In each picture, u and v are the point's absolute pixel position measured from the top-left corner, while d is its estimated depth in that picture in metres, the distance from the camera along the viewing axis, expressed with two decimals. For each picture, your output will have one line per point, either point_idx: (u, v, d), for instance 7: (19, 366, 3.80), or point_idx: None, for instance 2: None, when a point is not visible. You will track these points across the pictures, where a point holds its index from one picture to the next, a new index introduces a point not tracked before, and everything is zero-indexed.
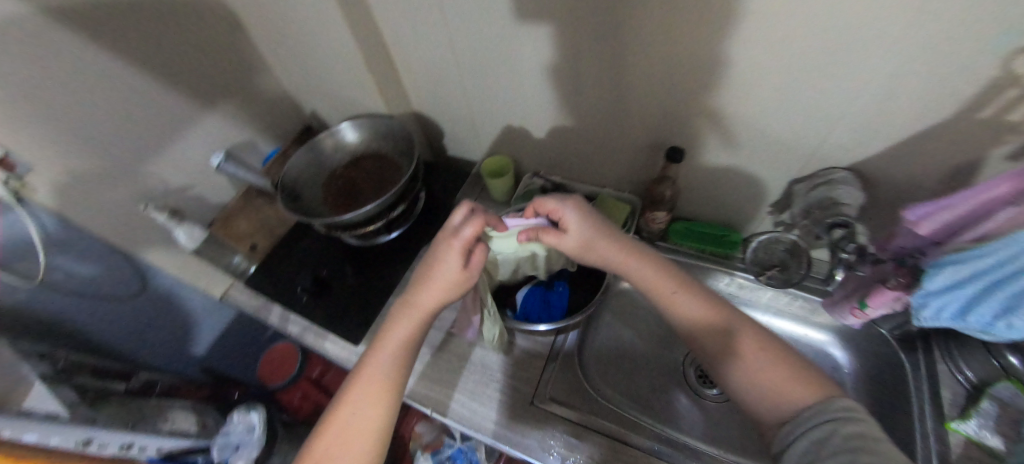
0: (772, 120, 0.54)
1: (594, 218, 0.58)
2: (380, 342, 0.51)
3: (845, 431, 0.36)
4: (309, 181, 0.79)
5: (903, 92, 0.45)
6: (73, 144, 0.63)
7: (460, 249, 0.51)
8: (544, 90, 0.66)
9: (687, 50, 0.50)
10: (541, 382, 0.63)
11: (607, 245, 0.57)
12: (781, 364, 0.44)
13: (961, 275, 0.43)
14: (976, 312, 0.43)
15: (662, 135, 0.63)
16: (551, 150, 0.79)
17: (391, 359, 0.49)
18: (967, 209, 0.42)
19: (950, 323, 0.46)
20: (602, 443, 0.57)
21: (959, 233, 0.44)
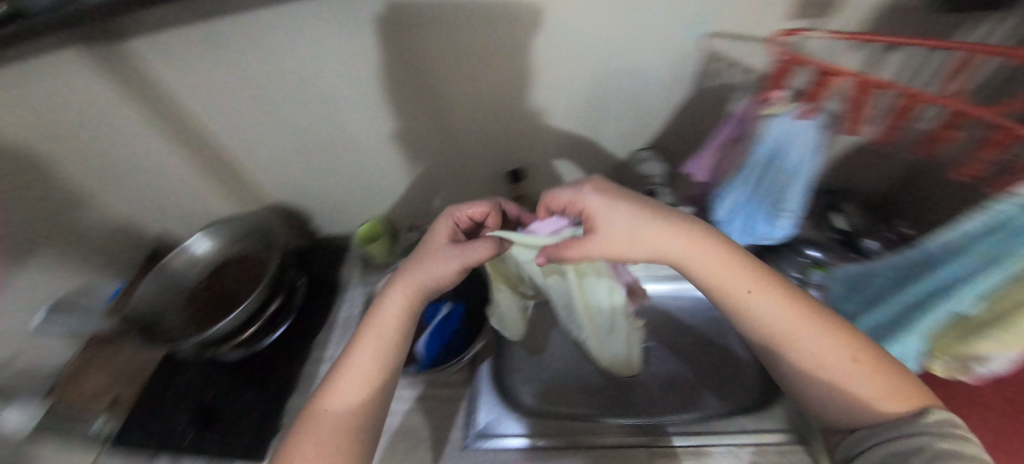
0: (579, 119, 0.70)
1: (622, 202, 0.47)
2: (369, 326, 0.50)
3: (937, 447, 0.34)
4: (165, 307, 0.72)
5: (644, 76, 0.62)
6: None
7: (449, 224, 0.55)
8: (387, 141, 0.74)
9: (499, 78, 0.63)
10: (471, 418, 0.62)
11: (652, 228, 0.46)
12: (876, 365, 0.41)
13: (730, 201, 0.55)
14: (748, 224, 0.56)
15: (505, 155, 0.76)
16: (422, 198, 0.87)
17: (379, 342, 0.49)
18: (712, 154, 0.56)
19: (747, 238, 0.57)
20: (549, 452, 0.58)
21: (716, 175, 0.58)
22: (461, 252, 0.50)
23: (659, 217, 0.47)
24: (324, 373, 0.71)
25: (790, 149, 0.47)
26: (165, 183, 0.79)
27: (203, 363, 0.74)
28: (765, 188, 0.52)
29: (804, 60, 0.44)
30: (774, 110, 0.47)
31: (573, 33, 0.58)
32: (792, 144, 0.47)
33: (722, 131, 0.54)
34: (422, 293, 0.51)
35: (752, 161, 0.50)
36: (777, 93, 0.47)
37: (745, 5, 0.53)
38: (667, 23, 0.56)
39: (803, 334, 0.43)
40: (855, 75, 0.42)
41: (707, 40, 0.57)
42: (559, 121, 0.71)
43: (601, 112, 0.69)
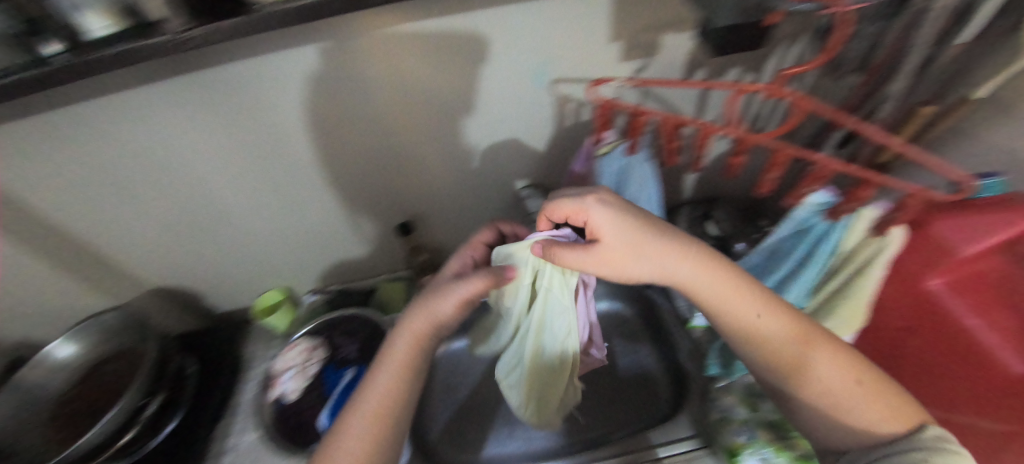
0: (460, 169, 0.71)
1: (629, 216, 0.44)
2: (383, 356, 0.51)
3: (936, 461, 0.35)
4: (27, 427, 0.65)
5: (509, 122, 0.65)
6: None
7: (460, 262, 0.60)
8: (270, 207, 0.72)
9: (368, 139, 0.64)
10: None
11: (657, 249, 0.44)
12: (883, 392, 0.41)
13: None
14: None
15: (397, 210, 0.76)
16: (324, 261, 0.84)
17: (395, 371, 0.49)
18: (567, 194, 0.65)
19: None
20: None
21: None
22: (464, 284, 0.51)
23: (668, 241, 0.45)
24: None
25: (633, 182, 0.51)
26: (14, 284, 0.70)
27: None
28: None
29: (613, 104, 0.48)
30: (605, 148, 0.51)
31: (428, 93, 0.59)
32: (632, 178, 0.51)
33: (579, 166, 0.58)
34: (431, 331, 0.51)
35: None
36: (604, 133, 0.52)
37: (583, 53, 0.58)
38: (515, 74, 0.59)
39: (816, 354, 0.43)
40: (654, 114, 0.45)
41: (558, 86, 0.61)
42: (442, 174, 0.71)
43: (480, 159, 0.70)
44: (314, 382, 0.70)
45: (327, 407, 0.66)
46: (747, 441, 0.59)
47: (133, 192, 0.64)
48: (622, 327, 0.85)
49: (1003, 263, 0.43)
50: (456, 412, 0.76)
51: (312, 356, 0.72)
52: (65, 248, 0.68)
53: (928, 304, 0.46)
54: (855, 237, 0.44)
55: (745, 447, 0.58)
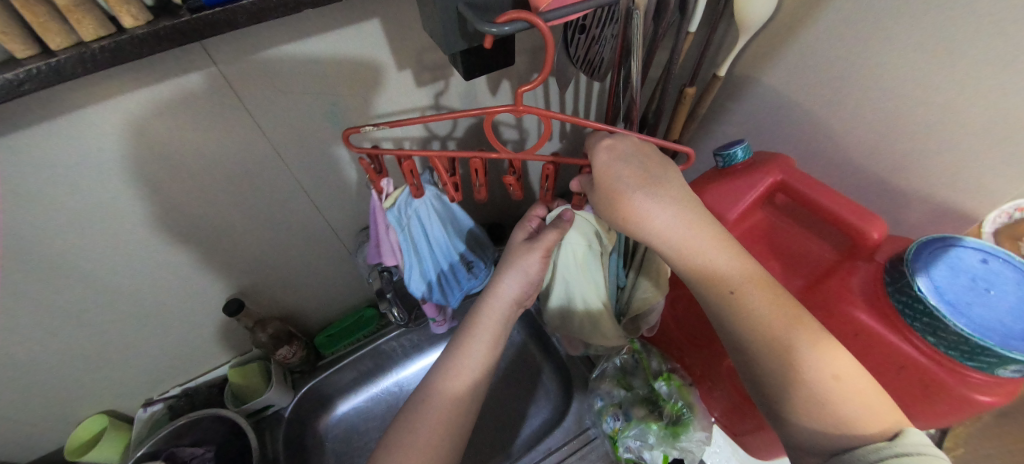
0: (278, 229, 0.63)
1: (647, 167, 0.41)
2: (441, 385, 0.47)
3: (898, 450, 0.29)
4: None
5: (318, 174, 0.60)
6: None
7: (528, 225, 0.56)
8: (44, 338, 0.58)
9: (150, 230, 0.54)
10: None
11: (663, 197, 0.40)
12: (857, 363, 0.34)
13: (430, 270, 0.62)
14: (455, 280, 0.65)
15: (221, 290, 0.66)
16: (146, 369, 0.71)
17: (462, 393, 0.47)
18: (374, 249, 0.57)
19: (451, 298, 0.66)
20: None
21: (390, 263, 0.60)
22: (539, 241, 0.52)
23: (685, 194, 0.41)
24: None
25: (430, 216, 0.56)
26: None
27: None
28: (442, 246, 0.61)
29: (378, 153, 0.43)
30: (388, 200, 0.51)
31: (199, 164, 0.50)
32: (426, 215, 0.56)
33: (374, 237, 0.55)
34: (507, 311, 0.53)
35: (418, 238, 0.57)
36: (381, 181, 0.49)
37: (370, 93, 0.53)
38: (300, 125, 0.53)
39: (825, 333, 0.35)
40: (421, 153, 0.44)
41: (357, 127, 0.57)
42: (260, 238, 0.63)
43: (303, 216, 0.64)
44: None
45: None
46: (623, 425, 0.61)
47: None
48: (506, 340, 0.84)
49: (769, 215, 0.51)
50: None
51: None
52: None
53: None
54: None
55: (623, 432, 0.61)
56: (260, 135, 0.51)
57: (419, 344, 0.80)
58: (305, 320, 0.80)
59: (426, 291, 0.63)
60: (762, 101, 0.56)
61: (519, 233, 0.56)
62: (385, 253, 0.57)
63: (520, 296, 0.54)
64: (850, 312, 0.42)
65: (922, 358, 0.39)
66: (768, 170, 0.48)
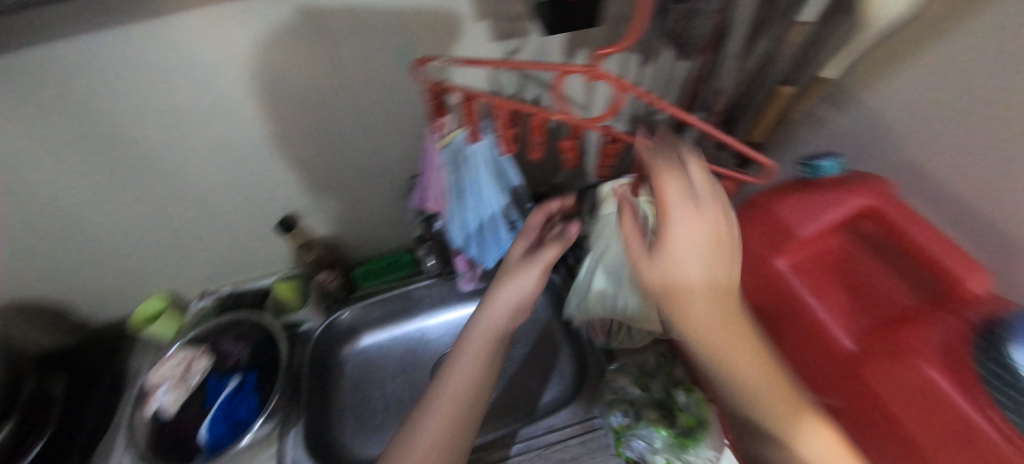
0: (332, 161, 0.65)
1: (709, 214, 0.35)
2: (440, 391, 0.46)
3: None
4: None
5: (383, 115, 0.60)
6: None
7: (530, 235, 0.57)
8: (125, 219, 0.64)
9: (224, 140, 0.57)
10: None
11: (711, 259, 0.34)
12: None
13: (471, 227, 0.59)
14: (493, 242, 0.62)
15: (274, 208, 0.70)
16: (203, 266, 0.77)
17: (461, 402, 0.45)
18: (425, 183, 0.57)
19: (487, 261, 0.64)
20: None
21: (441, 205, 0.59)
22: (538, 257, 0.53)
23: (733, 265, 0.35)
24: None
25: (482, 168, 0.52)
26: None
27: None
28: (489, 205, 0.57)
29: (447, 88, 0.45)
30: (447, 138, 0.50)
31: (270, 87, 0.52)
32: (478, 166, 0.52)
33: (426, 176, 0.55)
34: (506, 325, 0.51)
35: (465, 187, 0.54)
36: (441, 118, 0.49)
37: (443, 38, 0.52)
38: (371, 61, 0.53)
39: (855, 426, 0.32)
40: (486, 97, 0.42)
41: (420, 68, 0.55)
42: (316, 168, 0.65)
43: (362, 154, 0.65)
44: (194, 394, 0.65)
45: (206, 419, 0.63)
46: (632, 422, 0.60)
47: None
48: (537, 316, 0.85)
49: (845, 243, 0.46)
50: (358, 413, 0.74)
51: (193, 366, 0.67)
52: None
53: (784, 293, 0.47)
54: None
55: (631, 428, 0.59)
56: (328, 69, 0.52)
57: (451, 298, 0.82)
58: (349, 250, 0.83)
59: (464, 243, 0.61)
60: (871, 117, 0.48)
61: (518, 245, 0.57)
62: (432, 195, 0.56)
63: (517, 308, 0.52)
64: (917, 367, 0.37)
65: (997, 438, 0.32)
66: (859, 190, 0.44)
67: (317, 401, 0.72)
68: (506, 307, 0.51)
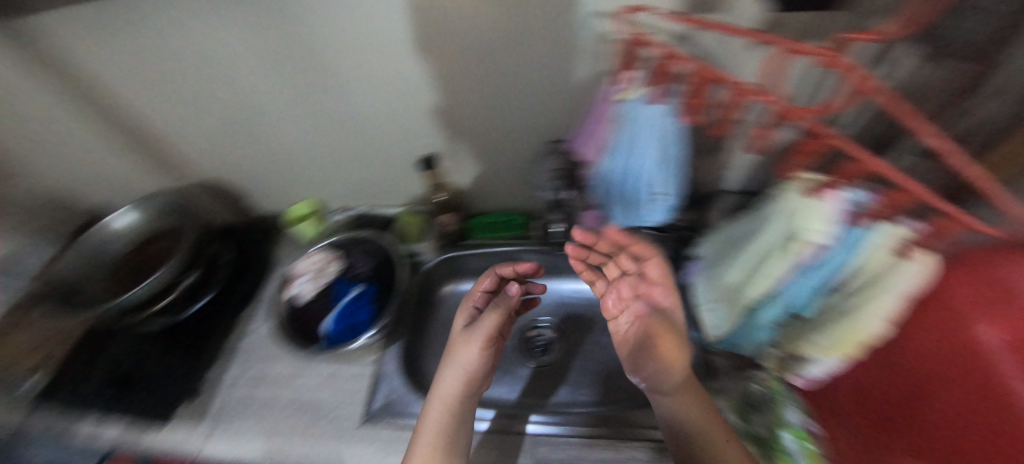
0: (483, 108, 0.67)
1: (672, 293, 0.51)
2: (421, 424, 0.54)
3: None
4: (88, 277, 0.74)
5: (544, 73, 0.60)
6: None
7: (469, 307, 0.64)
8: (299, 128, 0.73)
9: (396, 71, 0.61)
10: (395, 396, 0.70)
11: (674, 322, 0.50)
12: None
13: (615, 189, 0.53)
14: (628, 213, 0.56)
15: (418, 143, 0.74)
16: (346, 184, 0.86)
17: (436, 432, 0.53)
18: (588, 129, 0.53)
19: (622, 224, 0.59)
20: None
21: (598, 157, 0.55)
22: (478, 328, 0.59)
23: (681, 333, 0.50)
24: (248, 344, 0.79)
25: (652, 134, 0.46)
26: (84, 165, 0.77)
27: (130, 334, 0.76)
28: (644, 175, 0.50)
29: (647, 43, 0.41)
30: (625, 93, 0.44)
31: (450, 20, 0.54)
32: (649, 131, 0.45)
33: (593, 125, 0.51)
34: (476, 369, 0.58)
35: (624, 149, 0.48)
36: (631, 70, 0.45)
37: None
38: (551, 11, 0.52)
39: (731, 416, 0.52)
40: (693, 63, 0.37)
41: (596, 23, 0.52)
42: (467, 113, 0.67)
43: (511, 109, 0.66)
44: (324, 290, 0.75)
45: (331, 314, 0.73)
46: None
47: (169, 83, 0.65)
48: None
49: None
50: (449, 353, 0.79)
51: (328, 267, 0.77)
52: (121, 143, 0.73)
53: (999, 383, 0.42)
54: (875, 256, 0.39)
55: None
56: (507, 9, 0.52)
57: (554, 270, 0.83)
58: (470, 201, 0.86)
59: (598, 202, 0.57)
60: None
61: (461, 317, 0.64)
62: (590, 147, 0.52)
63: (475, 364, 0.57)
64: None
65: None
66: None
67: (415, 330, 0.79)
68: (478, 347, 0.58)
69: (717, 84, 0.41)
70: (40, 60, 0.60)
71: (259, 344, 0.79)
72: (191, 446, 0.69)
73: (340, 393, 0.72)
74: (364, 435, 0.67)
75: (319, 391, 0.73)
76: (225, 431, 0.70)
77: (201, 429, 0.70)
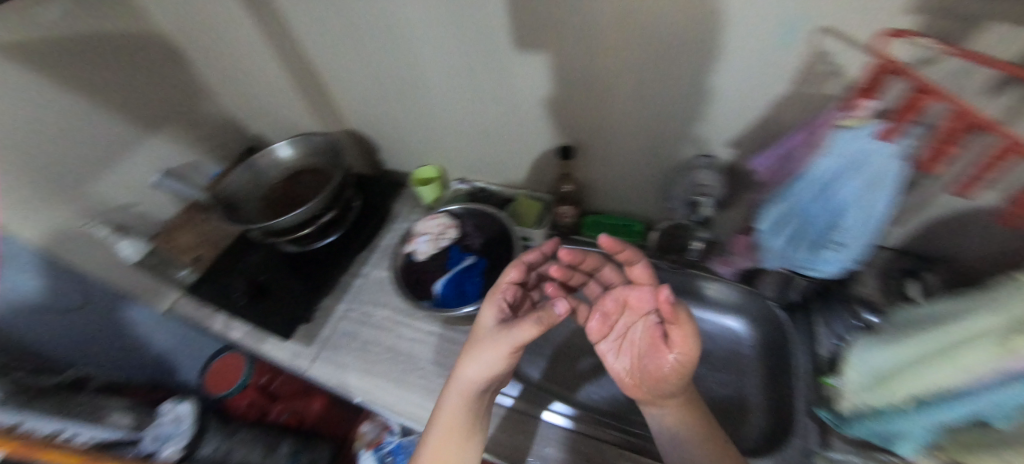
0: (640, 113, 0.65)
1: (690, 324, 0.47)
2: (434, 422, 0.54)
3: None
4: (247, 195, 0.84)
5: (727, 89, 0.56)
6: (38, 168, 0.67)
7: (496, 304, 0.59)
8: (453, 97, 0.76)
9: (566, 61, 0.62)
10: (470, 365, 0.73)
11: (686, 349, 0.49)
12: None
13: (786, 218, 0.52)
14: (796, 249, 0.53)
15: (558, 134, 0.74)
16: (473, 159, 0.89)
17: (450, 433, 0.52)
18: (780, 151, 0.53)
19: (780, 262, 0.56)
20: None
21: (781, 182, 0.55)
22: (509, 337, 0.52)
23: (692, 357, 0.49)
24: (357, 285, 0.85)
25: (863, 172, 0.43)
26: (263, 95, 0.87)
27: (268, 251, 0.87)
28: (831, 212, 0.48)
29: (905, 73, 0.39)
30: (854, 120, 0.43)
31: (642, 20, 0.53)
32: (861, 167, 0.43)
33: (792, 146, 0.51)
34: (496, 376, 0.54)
35: (825, 179, 0.46)
36: (865, 99, 0.42)
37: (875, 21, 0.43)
38: (765, 22, 0.47)
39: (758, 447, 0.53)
40: (953, 99, 0.37)
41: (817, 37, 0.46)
42: (620, 114, 0.66)
43: (671, 118, 0.63)
44: (440, 253, 0.79)
45: (444, 276, 0.76)
46: None
47: (353, 37, 0.72)
48: (738, 351, 0.80)
49: None
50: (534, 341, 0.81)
51: (447, 232, 0.81)
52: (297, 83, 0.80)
53: None
54: None
55: None
56: (710, 18, 0.50)
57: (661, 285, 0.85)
58: (590, 199, 0.85)
59: (764, 228, 0.55)
60: None
61: (491, 316, 0.58)
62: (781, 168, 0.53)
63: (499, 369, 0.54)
64: None
65: None
66: None
67: None
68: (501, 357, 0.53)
69: (981, 131, 0.38)
70: (260, 0, 0.70)
71: (368, 287, 0.85)
72: (296, 364, 0.77)
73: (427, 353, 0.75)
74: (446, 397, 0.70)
75: (415, 346, 0.76)
76: (318, 358, 0.77)
77: (298, 347, 0.78)
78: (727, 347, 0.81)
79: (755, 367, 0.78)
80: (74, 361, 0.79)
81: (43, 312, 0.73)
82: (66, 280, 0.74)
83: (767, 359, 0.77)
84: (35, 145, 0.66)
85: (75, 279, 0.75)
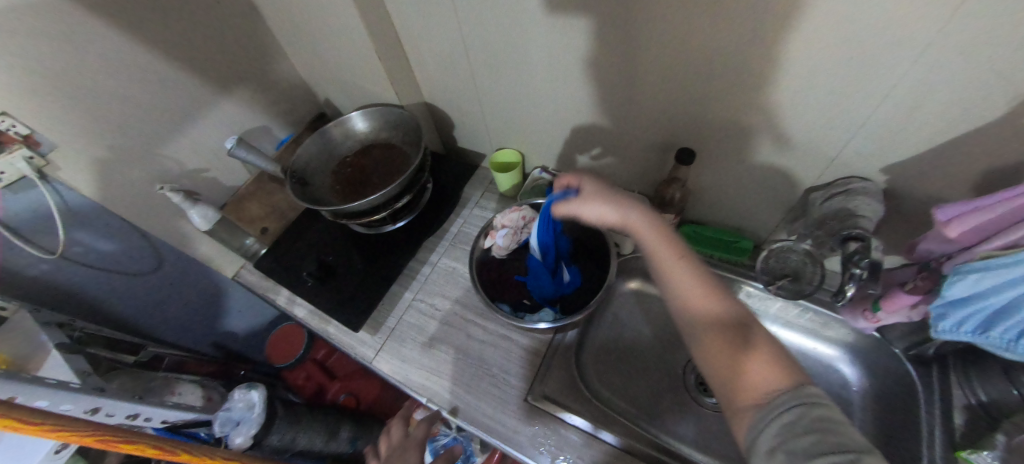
0: (788, 122, 0.54)
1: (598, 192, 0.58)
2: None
3: (810, 416, 0.36)
4: (317, 167, 0.79)
5: (928, 102, 0.45)
6: (113, 127, 0.64)
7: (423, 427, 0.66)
8: (553, 80, 0.67)
9: (709, 52, 0.51)
10: (535, 378, 0.67)
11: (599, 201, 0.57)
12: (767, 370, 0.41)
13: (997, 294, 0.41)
14: (1005, 325, 0.42)
15: (674, 133, 0.64)
16: (561, 148, 0.80)
17: None
18: (1001, 212, 0.41)
19: (970, 338, 0.45)
20: (607, 450, 0.60)
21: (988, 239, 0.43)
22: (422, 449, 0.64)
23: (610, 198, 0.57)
24: (424, 274, 0.79)
25: None
26: (340, 62, 0.80)
27: (335, 228, 0.83)
28: None
29: None
30: None
31: (843, 12, 0.41)
32: None
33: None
34: None
35: None
36: None
37: None
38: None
39: (807, 380, 0.39)
40: None
41: None
42: (764, 118, 0.55)
43: (830, 129, 0.52)
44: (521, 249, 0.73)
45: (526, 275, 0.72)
46: None
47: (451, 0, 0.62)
48: (843, 396, 0.70)
49: None
50: (603, 354, 0.75)
51: (528, 227, 0.72)
52: (380, 51, 0.72)
53: None
54: None
55: None
56: (940, 18, 0.38)
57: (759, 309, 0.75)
58: (691, 206, 0.76)
59: (946, 295, 0.45)
60: None
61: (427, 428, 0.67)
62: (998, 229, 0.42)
63: None
64: None
65: None
66: None
67: (584, 324, 0.74)
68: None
69: None
70: None
71: (435, 276, 0.79)
72: (361, 352, 0.72)
73: (494, 358, 0.70)
74: (516, 410, 0.65)
75: (485, 350, 0.71)
76: (382, 351, 0.72)
77: (363, 334, 0.73)
78: (827, 388, 0.71)
79: (863, 417, 0.67)
80: (140, 319, 0.80)
81: (118, 274, 0.73)
82: (136, 242, 0.73)
83: (879, 411, 0.66)
84: (110, 103, 0.63)
85: (145, 242, 0.74)
